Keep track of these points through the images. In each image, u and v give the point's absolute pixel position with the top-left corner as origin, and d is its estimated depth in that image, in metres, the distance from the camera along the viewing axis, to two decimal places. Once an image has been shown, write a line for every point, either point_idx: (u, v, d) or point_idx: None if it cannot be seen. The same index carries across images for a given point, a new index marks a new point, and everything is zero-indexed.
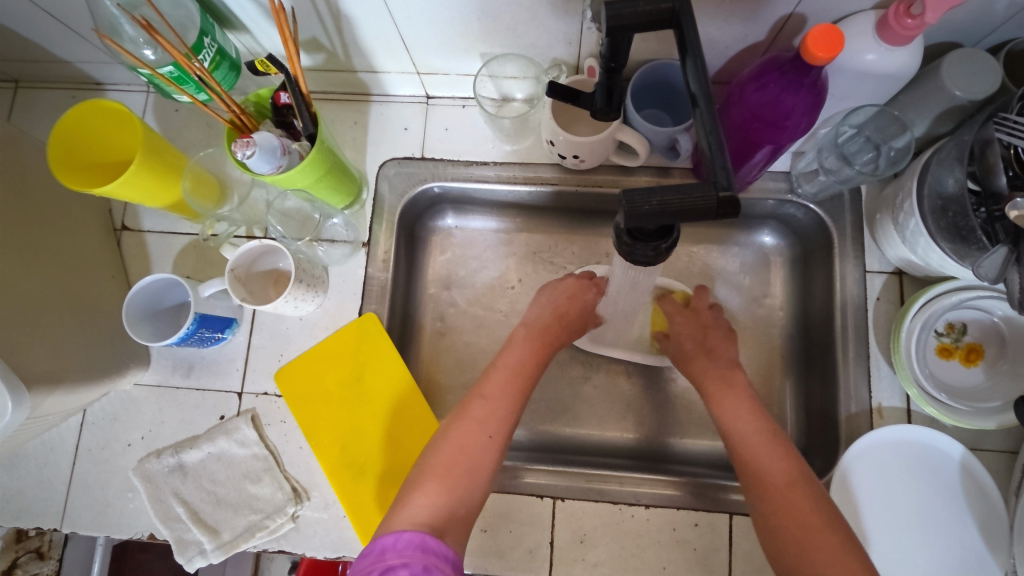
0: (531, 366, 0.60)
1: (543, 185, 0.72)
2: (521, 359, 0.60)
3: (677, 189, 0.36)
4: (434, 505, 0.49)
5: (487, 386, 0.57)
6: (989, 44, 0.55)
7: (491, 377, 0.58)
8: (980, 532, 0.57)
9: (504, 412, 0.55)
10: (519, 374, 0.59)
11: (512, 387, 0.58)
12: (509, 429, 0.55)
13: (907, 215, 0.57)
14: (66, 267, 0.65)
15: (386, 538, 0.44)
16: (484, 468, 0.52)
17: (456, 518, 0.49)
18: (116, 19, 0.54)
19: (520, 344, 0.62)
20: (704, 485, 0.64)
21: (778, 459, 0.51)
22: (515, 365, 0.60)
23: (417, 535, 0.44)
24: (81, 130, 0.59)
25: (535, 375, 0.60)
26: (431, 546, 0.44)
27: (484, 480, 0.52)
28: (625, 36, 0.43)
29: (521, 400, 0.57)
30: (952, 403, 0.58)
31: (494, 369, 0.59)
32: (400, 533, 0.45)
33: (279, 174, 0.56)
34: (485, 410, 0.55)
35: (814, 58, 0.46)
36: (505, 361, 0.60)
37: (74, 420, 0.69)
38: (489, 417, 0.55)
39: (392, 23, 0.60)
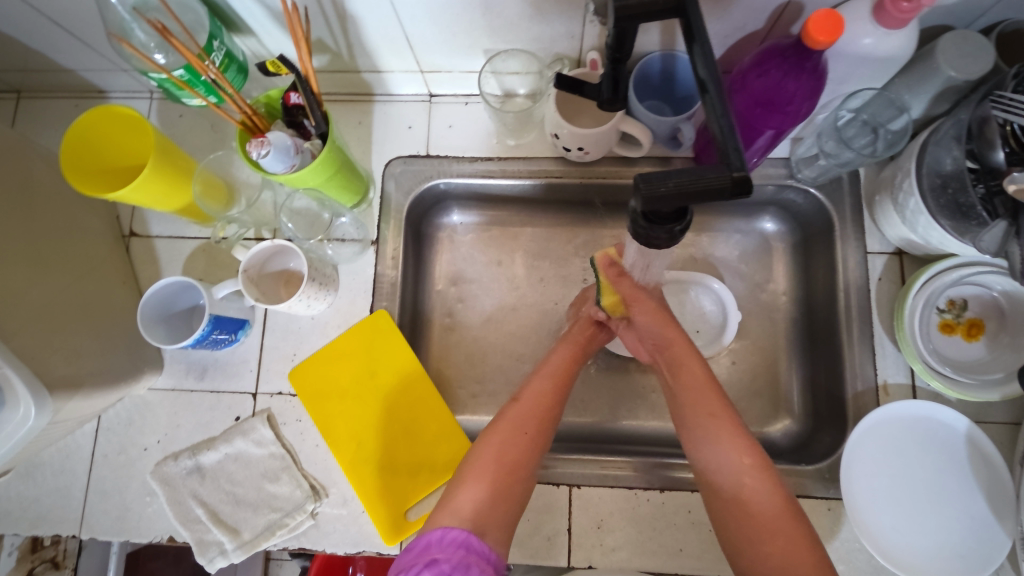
0: (569, 369, 0.61)
1: (548, 178, 0.73)
2: (558, 360, 0.61)
3: (693, 172, 0.37)
4: (476, 503, 0.50)
5: (524, 388, 0.58)
6: (981, 26, 0.56)
7: (534, 381, 0.59)
8: (987, 501, 0.58)
9: (545, 411, 0.56)
10: (557, 375, 0.60)
11: (551, 385, 0.59)
12: (550, 427, 0.56)
13: (907, 194, 0.59)
14: (78, 273, 0.65)
15: (433, 533, 0.47)
16: (522, 465, 0.53)
17: (498, 514, 0.50)
18: (127, 23, 0.55)
19: (563, 349, 0.63)
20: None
21: (768, 489, 0.50)
22: (557, 370, 0.60)
23: (462, 533, 0.47)
24: (87, 142, 0.60)
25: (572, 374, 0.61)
26: (473, 545, 0.47)
27: (529, 479, 0.53)
28: (633, 25, 0.44)
29: (560, 396, 0.58)
30: (958, 378, 0.59)
31: (537, 374, 0.60)
32: (445, 529, 0.48)
33: (292, 173, 0.57)
34: (520, 411, 0.56)
35: (815, 42, 0.48)
36: (546, 366, 0.61)
37: (89, 426, 0.69)
38: (530, 418, 0.55)
39: (396, 22, 0.61)
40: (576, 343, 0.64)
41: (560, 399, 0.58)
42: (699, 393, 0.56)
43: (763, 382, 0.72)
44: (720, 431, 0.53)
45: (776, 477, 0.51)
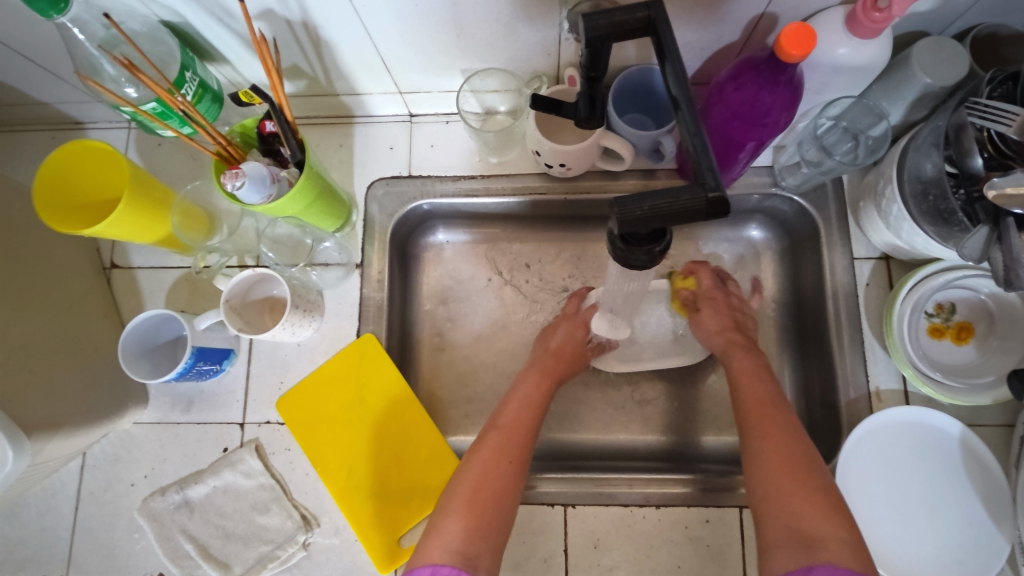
0: (541, 397, 0.62)
1: (532, 195, 0.72)
2: (527, 395, 0.62)
3: (669, 194, 0.37)
4: (465, 532, 0.49)
5: (500, 419, 0.59)
6: (956, 30, 0.56)
7: (503, 411, 0.60)
8: (985, 507, 0.58)
9: (522, 435, 0.57)
10: (529, 406, 0.61)
11: (524, 414, 0.60)
12: (526, 451, 0.56)
13: (889, 201, 0.58)
14: (57, 309, 0.64)
15: (422, 571, 0.45)
16: (507, 490, 0.53)
17: (485, 545, 0.49)
18: (96, 59, 0.55)
19: (532, 378, 0.64)
20: (709, 479, 0.64)
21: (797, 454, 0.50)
22: (529, 403, 0.61)
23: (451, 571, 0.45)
24: (62, 174, 0.59)
25: (544, 404, 0.62)
26: None
27: (514, 504, 0.53)
28: (605, 45, 0.43)
29: (534, 425, 0.59)
30: (937, 372, 0.60)
31: (508, 405, 0.61)
32: (436, 566, 0.46)
33: (270, 203, 0.56)
34: (500, 439, 0.57)
35: (788, 56, 0.47)
36: (516, 395, 0.62)
37: (74, 464, 0.68)
38: (508, 444, 0.56)
39: (371, 45, 0.60)
40: (543, 375, 0.64)
41: (535, 426, 0.59)
42: (755, 395, 0.57)
43: None
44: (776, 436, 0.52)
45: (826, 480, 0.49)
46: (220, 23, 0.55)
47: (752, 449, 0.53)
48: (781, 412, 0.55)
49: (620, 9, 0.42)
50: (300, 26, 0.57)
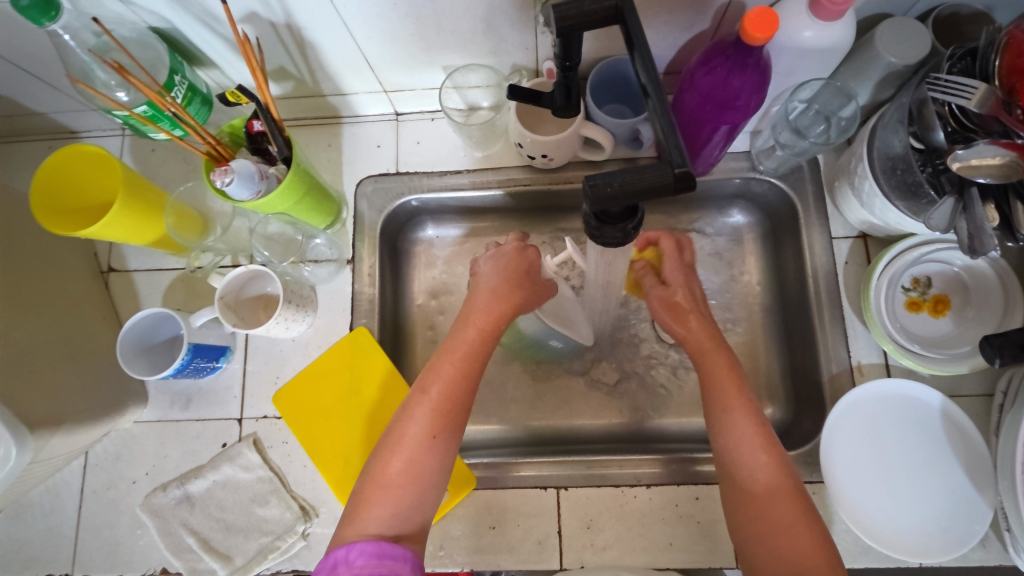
0: (478, 345, 0.56)
1: (517, 186, 0.74)
2: (462, 343, 0.56)
3: (637, 170, 0.38)
4: (383, 517, 0.48)
5: (429, 380, 0.54)
6: (918, 12, 0.58)
7: (436, 367, 0.54)
8: (967, 474, 0.59)
9: (455, 401, 0.53)
10: (465, 359, 0.55)
11: (454, 370, 0.54)
12: (460, 421, 0.53)
13: (861, 178, 0.60)
14: (57, 311, 0.66)
15: (338, 550, 0.45)
16: (429, 471, 0.50)
17: (411, 522, 0.49)
18: (88, 65, 0.57)
19: (475, 321, 0.57)
20: (684, 458, 0.66)
21: (782, 481, 0.49)
22: (458, 355, 0.55)
23: (370, 544, 0.45)
24: (56, 178, 0.61)
25: (483, 352, 0.56)
26: (387, 550, 0.45)
27: (439, 482, 0.51)
28: (575, 35, 0.45)
29: (468, 381, 0.54)
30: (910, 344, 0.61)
31: (442, 359, 0.55)
32: (353, 544, 0.46)
33: (258, 199, 0.58)
34: (424, 408, 0.52)
35: (753, 39, 0.49)
36: (450, 346, 0.56)
37: (77, 463, 0.69)
38: (435, 417, 0.52)
39: (354, 45, 0.62)
40: (489, 313, 0.57)
41: (470, 389, 0.54)
42: (739, 407, 0.53)
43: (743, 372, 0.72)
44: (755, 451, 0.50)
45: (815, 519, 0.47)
46: (206, 27, 0.57)
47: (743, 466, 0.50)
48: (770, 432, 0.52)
49: None
50: (284, 28, 0.59)
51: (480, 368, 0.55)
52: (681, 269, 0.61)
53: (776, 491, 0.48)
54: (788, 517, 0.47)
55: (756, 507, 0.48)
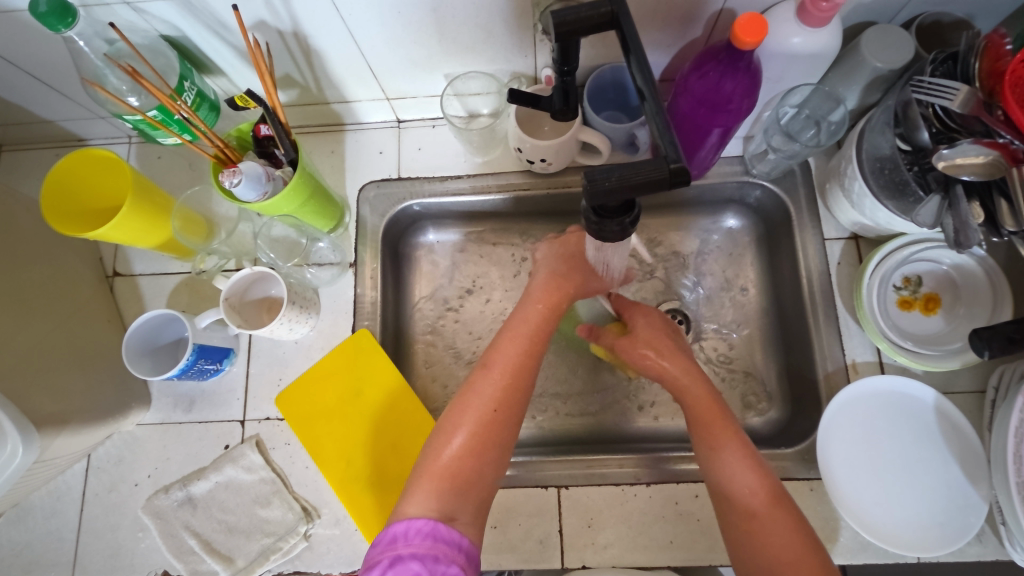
0: (543, 321, 0.58)
1: (516, 191, 0.76)
2: (526, 319, 0.58)
3: (633, 166, 0.39)
4: (441, 494, 0.48)
5: (493, 355, 0.55)
6: (902, 20, 0.61)
7: (499, 344, 0.56)
8: (962, 469, 0.60)
9: (522, 371, 0.54)
10: (530, 337, 0.57)
11: (517, 346, 0.56)
12: (524, 398, 0.54)
13: (851, 180, 0.62)
14: (64, 313, 0.67)
15: (397, 526, 0.46)
16: (490, 446, 0.51)
17: (468, 499, 0.49)
18: (101, 70, 0.58)
19: (538, 303, 0.59)
20: (659, 457, 0.67)
21: (765, 500, 0.51)
22: (524, 332, 0.57)
23: (428, 523, 0.46)
24: (66, 181, 0.62)
25: (546, 330, 0.58)
26: (442, 534, 0.45)
27: (498, 461, 0.52)
28: (573, 40, 0.47)
29: (532, 357, 0.56)
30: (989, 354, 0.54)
31: (506, 336, 0.56)
32: (411, 521, 0.46)
33: (265, 200, 0.59)
34: (489, 381, 0.53)
35: (743, 43, 0.51)
36: (513, 324, 0.58)
37: (79, 466, 0.70)
38: (501, 391, 0.53)
39: (359, 53, 0.64)
40: (555, 292, 0.60)
41: (534, 364, 0.56)
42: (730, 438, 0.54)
43: (739, 372, 0.73)
44: (741, 476, 0.52)
45: (804, 529, 0.49)
46: (216, 36, 0.59)
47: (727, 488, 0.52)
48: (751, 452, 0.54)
49: (585, 6, 0.45)
50: (292, 36, 0.61)
51: (543, 347, 0.57)
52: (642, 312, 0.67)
53: (769, 505, 0.50)
54: (775, 535, 0.48)
55: (750, 522, 0.50)
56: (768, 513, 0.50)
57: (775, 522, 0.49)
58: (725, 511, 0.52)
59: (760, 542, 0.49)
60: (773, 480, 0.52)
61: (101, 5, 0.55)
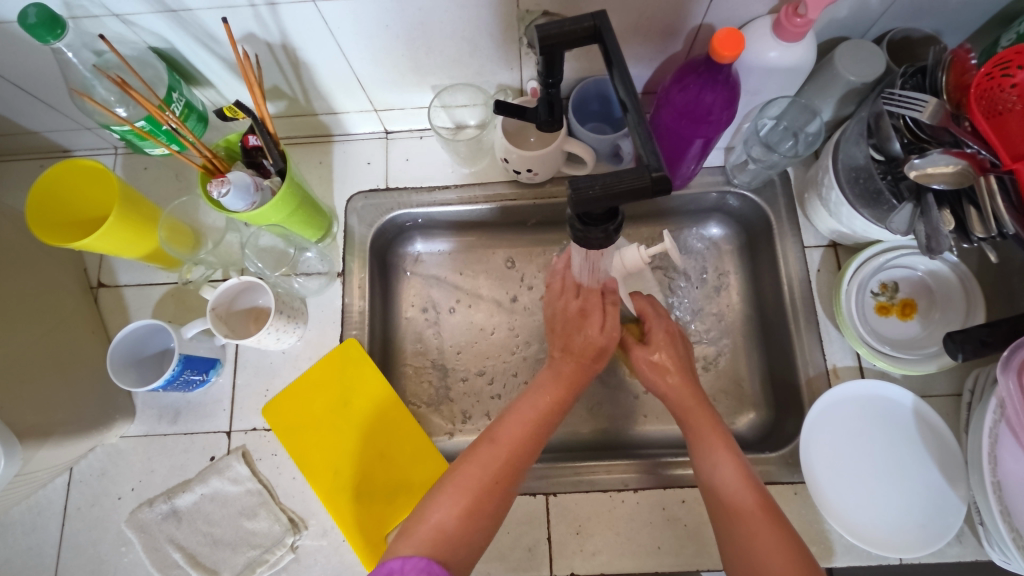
0: (552, 406, 0.58)
1: (503, 201, 0.77)
2: (537, 403, 0.58)
3: (616, 174, 0.40)
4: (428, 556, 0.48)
5: (500, 432, 0.56)
6: (873, 36, 0.63)
7: (506, 420, 0.57)
8: (940, 470, 0.61)
9: (521, 451, 0.55)
10: (537, 418, 0.57)
11: (525, 425, 0.56)
12: (518, 476, 0.54)
13: (828, 189, 0.64)
14: (48, 324, 0.66)
15: (392, 561, 0.44)
16: (481, 521, 0.51)
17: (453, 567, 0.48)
18: (89, 81, 0.59)
19: (548, 389, 0.59)
20: (658, 463, 0.67)
21: (751, 498, 0.52)
22: (532, 412, 0.57)
23: (423, 560, 0.45)
24: (53, 191, 0.62)
25: (553, 418, 0.58)
26: (436, 570, 0.44)
27: (485, 536, 0.52)
28: (558, 52, 0.48)
29: (535, 438, 0.56)
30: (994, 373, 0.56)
31: (514, 413, 0.57)
32: (405, 558, 0.45)
33: (253, 210, 0.60)
34: (492, 452, 0.54)
35: (721, 57, 0.53)
36: (523, 403, 0.58)
37: (61, 480, 0.68)
38: (499, 470, 0.53)
39: (347, 65, 0.65)
40: (566, 378, 0.60)
41: (534, 446, 0.56)
42: (713, 436, 0.57)
43: (725, 379, 0.74)
44: (728, 472, 0.54)
45: (789, 530, 0.49)
46: (205, 47, 0.60)
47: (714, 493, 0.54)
48: (733, 446, 0.56)
49: (568, 20, 0.47)
50: (280, 49, 0.62)
51: (546, 431, 0.58)
52: (664, 326, 0.65)
53: (753, 507, 0.51)
54: (762, 539, 0.49)
55: (738, 526, 0.50)
56: (745, 516, 0.51)
57: (754, 524, 0.50)
58: (713, 507, 0.54)
59: (744, 547, 0.49)
60: (761, 488, 0.53)
61: (89, 17, 0.55)
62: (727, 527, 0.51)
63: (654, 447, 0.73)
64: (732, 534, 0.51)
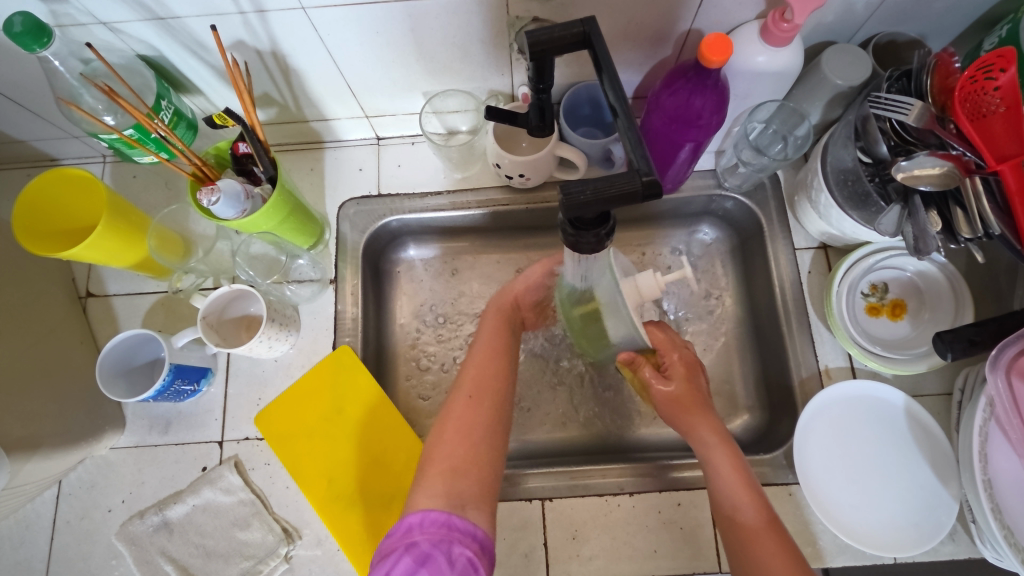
0: (507, 343, 0.61)
1: (496, 206, 0.77)
2: (491, 341, 0.61)
3: (607, 179, 0.40)
4: (444, 489, 0.48)
5: (467, 371, 0.58)
6: (859, 40, 0.64)
7: (471, 359, 0.59)
8: (932, 469, 0.62)
9: (490, 379, 0.57)
10: (499, 354, 0.60)
11: (492, 361, 0.59)
12: (504, 406, 0.56)
13: (818, 191, 0.64)
14: (35, 335, 0.66)
15: (411, 518, 0.45)
16: (486, 446, 0.52)
17: (474, 492, 0.48)
18: (76, 89, 0.58)
19: (494, 329, 0.63)
20: (660, 466, 0.67)
21: (759, 518, 0.52)
22: (491, 350, 0.60)
23: (441, 513, 0.45)
24: (42, 198, 0.61)
25: (511, 350, 0.61)
26: (457, 523, 0.45)
27: (496, 457, 0.52)
28: (548, 59, 0.48)
29: (506, 372, 0.58)
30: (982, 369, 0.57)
31: (475, 353, 0.60)
32: (424, 511, 0.46)
33: (243, 218, 0.59)
34: (470, 386, 0.56)
35: (710, 62, 0.53)
36: (481, 344, 0.61)
37: (49, 493, 0.67)
38: (481, 400, 0.55)
39: (338, 72, 0.65)
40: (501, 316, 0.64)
41: (507, 378, 0.58)
42: (726, 460, 0.55)
43: (718, 381, 0.75)
44: (738, 490, 0.53)
45: (798, 553, 0.50)
46: (194, 55, 0.60)
47: (725, 505, 0.54)
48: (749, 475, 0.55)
49: (557, 26, 0.47)
50: (270, 56, 0.62)
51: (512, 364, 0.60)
52: (681, 364, 0.61)
53: (766, 525, 0.51)
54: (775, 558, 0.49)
55: (748, 544, 0.51)
56: (757, 536, 0.51)
57: (767, 546, 0.50)
58: (723, 527, 0.53)
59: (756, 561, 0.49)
60: (767, 504, 0.53)
61: (76, 25, 0.55)
62: (740, 548, 0.51)
63: (648, 450, 0.73)
64: (745, 551, 0.51)
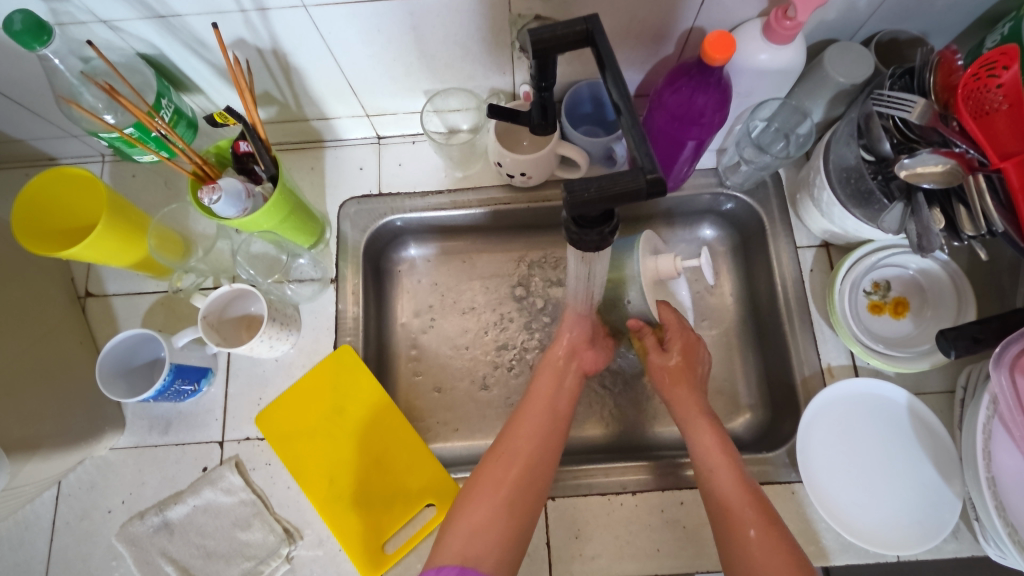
0: (558, 397, 0.65)
1: (497, 205, 0.77)
2: (546, 393, 0.65)
3: (611, 176, 0.40)
4: (465, 543, 0.54)
5: (512, 430, 0.62)
6: (861, 38, 0.64)
7: (521, 413, 0.64)
8: (935, 467, 0.62)
9: (535, 440, 0.61)
10: (550, 413, 0.64)
11: (540, 421, 0.63)
12: (545, 466, 0.60)
13: (820, 189, 0.64)
14: (34, 335, 0.65)
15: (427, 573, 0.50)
16: (516, 510, 0.56)
17: (493, 554, 0.53)
18: (76, 88, 0.58)
19: (550, 381, 0.66)
20: (662, 465, 0.67)
21: (748, 499, 0.55)
22: (540, 406, 0.64)
23: (455, 568, 0.51)
24: (43, 193, 0.61)
25: (565, 409, 0.65)
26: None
27: (523, 522, 0.56)
28: (550, 56, 0.48)
29: (553, 432, 0.63)
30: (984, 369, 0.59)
31: (528, 407, 0.64)
32: (439, 567, 0.51)
33: (244, 217, 0.59)
34: (512, 447, 0.60)
35: (713, 60, 0.53)
36: (532, 399, 0.65)
37: (49, 494, 0.67)
38: (519, 463, 0.59)
39: (339, 70, 0.65)
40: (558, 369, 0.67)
41: (552, 437, 0.62)
42: (712, 441, 0.59)
43: (720, 379, 0.74)
44: (727, 476, 0.56)
45: (784, 533, 0.52)
46: (194, 53, 0.60)
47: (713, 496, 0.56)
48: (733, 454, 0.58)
49: (560, 25, 0.46)
50: (271, 54, 0.61)
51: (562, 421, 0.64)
52: (683, 342, 0.68)
53: (754, 505, 0.54)
54: (762, 541, 0.51)
55: (734, 531, 0.53)
56: (744, 521, 0.53)
57: (753, 527, 0.52)
58: (712, 515, 0.55)
59: (738, 547, 0.52)
60: (754, 488, 0.56)
61: (76, 23, 0.55)
62: (727, 539, 0.53)
63: (648, 450, 0.73)
64: (731, 540, 0.53)
